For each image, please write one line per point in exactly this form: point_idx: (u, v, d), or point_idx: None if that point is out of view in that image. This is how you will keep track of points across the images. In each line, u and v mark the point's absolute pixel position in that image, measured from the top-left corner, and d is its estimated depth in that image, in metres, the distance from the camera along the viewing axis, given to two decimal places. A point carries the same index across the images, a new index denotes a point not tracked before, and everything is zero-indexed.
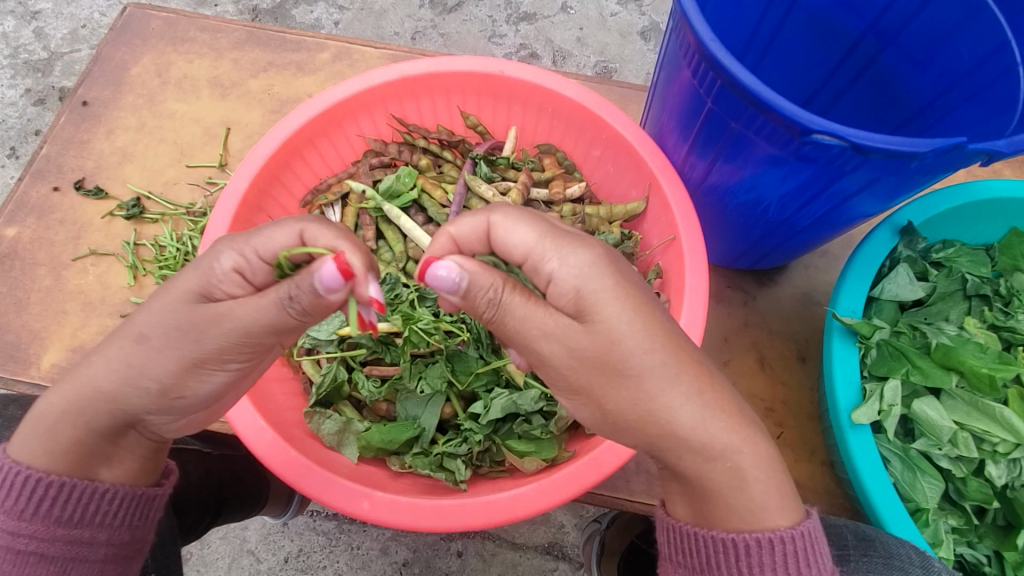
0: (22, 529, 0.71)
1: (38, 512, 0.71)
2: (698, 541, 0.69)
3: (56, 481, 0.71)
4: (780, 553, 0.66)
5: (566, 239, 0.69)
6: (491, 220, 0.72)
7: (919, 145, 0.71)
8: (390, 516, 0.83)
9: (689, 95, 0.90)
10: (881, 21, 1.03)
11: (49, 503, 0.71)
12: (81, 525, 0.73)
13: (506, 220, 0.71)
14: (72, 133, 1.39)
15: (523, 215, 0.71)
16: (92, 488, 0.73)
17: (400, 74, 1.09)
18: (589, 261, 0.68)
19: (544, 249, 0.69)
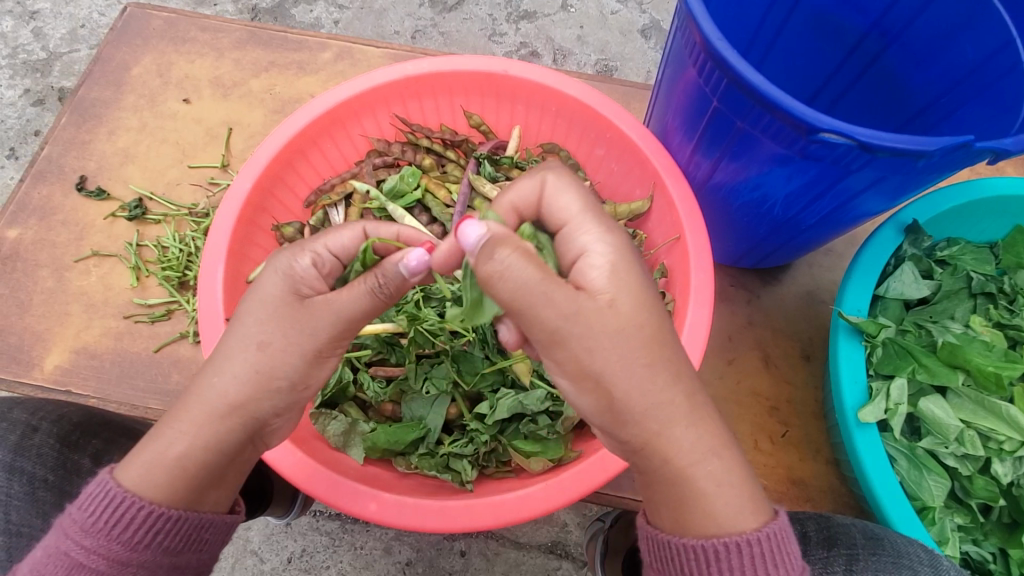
0: (130, 558, 0.69)
1: (147, 544, 0.69)
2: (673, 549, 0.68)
3: (170, 513, 0.69)
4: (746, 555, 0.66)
5: (607, 219, 0.70)
6: (544, 179, 0.71)
7: (926, 144, 0.71)
8: (397, 517, 0.83)
9: (694, 93, 0.89)
10: (885, 19, 1.03)
11: (158, 536, 0.69)
12: (183, 554, 0.72)
13: (560, 182, 0.71)
14: (73, 134, 1.39)
15: (578, 180, 0.71)
16: (199, 519, 0.71)
17: (404, 74, 1.09)
18: (624, 241, 0.68)
19: (586, 220, 0.69)
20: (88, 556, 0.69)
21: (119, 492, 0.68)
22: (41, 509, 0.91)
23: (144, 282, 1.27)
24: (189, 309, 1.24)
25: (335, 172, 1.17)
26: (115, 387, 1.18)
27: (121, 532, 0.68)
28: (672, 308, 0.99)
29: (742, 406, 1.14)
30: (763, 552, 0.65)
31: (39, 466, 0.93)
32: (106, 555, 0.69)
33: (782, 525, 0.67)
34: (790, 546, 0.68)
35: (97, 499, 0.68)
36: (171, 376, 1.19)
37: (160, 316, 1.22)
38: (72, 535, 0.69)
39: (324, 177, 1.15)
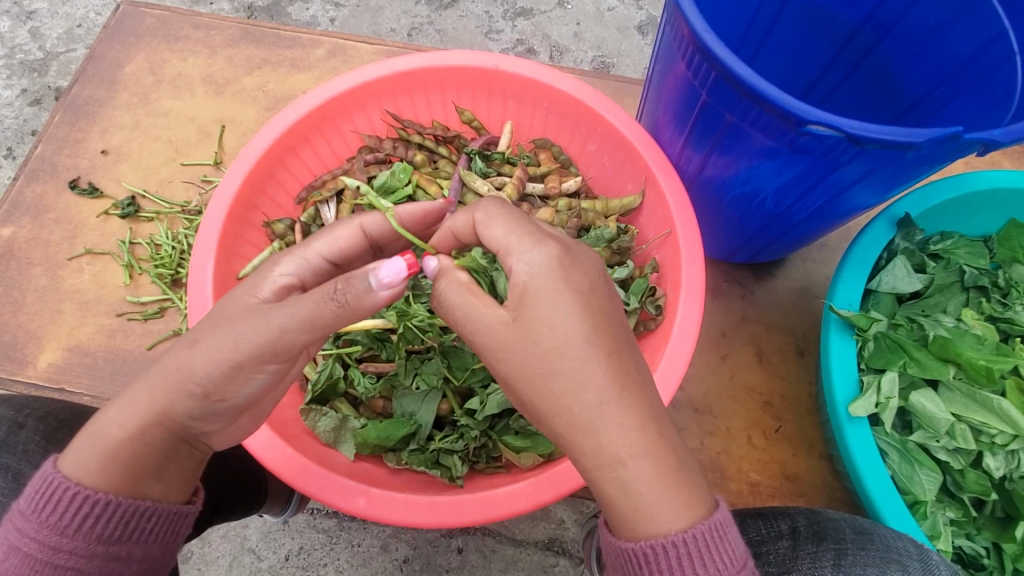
0: (62, 544, 0.66)
1: (80, 529, 0.66)
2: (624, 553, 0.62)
3: (101, 498, 0.66)
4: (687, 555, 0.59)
5: (534, 237, 0.69)
6: (475, 217, 0.72)
7: (914, 135, 0.71)
8: (386, 512, 0.83)
9: (684, 87, 0.89)
10: (878, 12, 1.03)
11: (90, 521, 0.66)
12: (120, 542, 0.67)
13: (485, 214, 0.72)
14: (66, 133, 1.39)
15: (502, 211, 0.71)
16: (137, 506, 0.68)
17: (394, 69, 1.09)
18: (548, 261, 0.66)
19: (512, 245, 0.68)
20: (24, 539, 0.66)
21: (56, 478, 0.66)
22: None
23: (137, 280, 1.27)
24: (182, 307, 1.24)
25: (327, 168, 1.17)
26: (108, 385, 1.18)
27: (55, 516, 0.66)
28: (663, 303, 0.99)
29: (736, 401, 1.14)
30: (696, 551, 0.60)
31: (25, 461, 0.91)
32: (38, 539, 0.66)
33: (719, 520, 0.61)
34: (731, 544, 0.62)
35: (35, 483, 0.67)
36: None
37: (153, 314, 1.22)
38: (15, 518, 0.67)
39: (316, 174, 1.15)
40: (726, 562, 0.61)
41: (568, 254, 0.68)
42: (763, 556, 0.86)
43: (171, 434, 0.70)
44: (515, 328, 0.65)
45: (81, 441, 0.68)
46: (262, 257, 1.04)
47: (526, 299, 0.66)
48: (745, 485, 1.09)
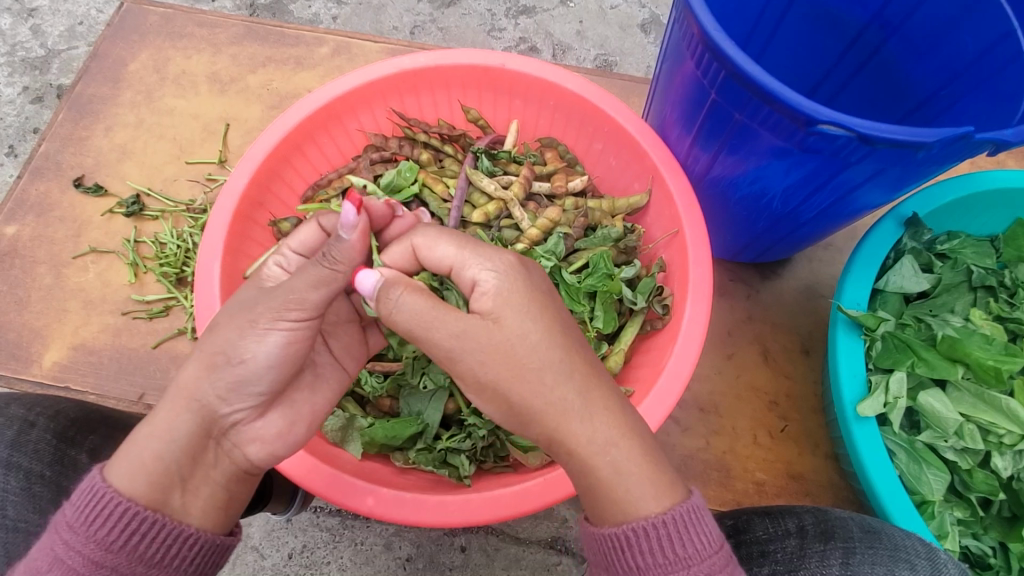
0: (104, 560, 0.65)
1: (125, 546, 0.65)
2: (608, 542, 0.65)
3: (151, 517, 0.66)
4: (660, 538, 0.63)
5: (483, 249, 0.71)
6: (413, 242, 0.75)
7: (925, 135, 0.71)
8: (395, 513, 0.83)
9: (692, 86, 0.89)
10: (885, 11, 1.02)
11: (136, 539, 0.66)
12: (157, 565, 0.67)
13: (426, 238, 0.74)
14: (71, 131, 1.38)
15: (442, 231, 0.73)
16: (181, 531, 0.68)
17: (400, 68, 1.08)
18: (505, 267, 0.69)
19: (463, 260, 0.70)
20: (69, 553, 0.65)
21: (105, 490, 0.65)
22: (37, 505, 0.91)
23: (142, 278, 1.26)
24: (187, 306, 1.24)
25: (333, 167, 1.16)
26: (114, 384, 1.18)
27: (102, 530, 0.65)
28: (670, 302, 1.00)
29: (741, 400, 1.14)
30: (673, 533, 0.63)
31: (36, 462, 0.93)
32: (83, 554, 0.65)
33: (695, 504, 0.64)
34: (708, 527, 0.64)
35: (84, 495, 0.66)
36: (169, 372, 1.19)
37: (158, 312, 1.22)
38: (58, 530, 0.66)
39: (321, 173, 1.15)
40: (703, 544, 0.63)
41: (522, 267, 0.71)
42: (770, 555, 0.86)
43: (197, 424, 0.69)
44: (508, 325, 0.66)
45: (130, 456, 0.67)
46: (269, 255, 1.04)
47: (524, 299, 0.68)
48: (750, 484, 1.09)
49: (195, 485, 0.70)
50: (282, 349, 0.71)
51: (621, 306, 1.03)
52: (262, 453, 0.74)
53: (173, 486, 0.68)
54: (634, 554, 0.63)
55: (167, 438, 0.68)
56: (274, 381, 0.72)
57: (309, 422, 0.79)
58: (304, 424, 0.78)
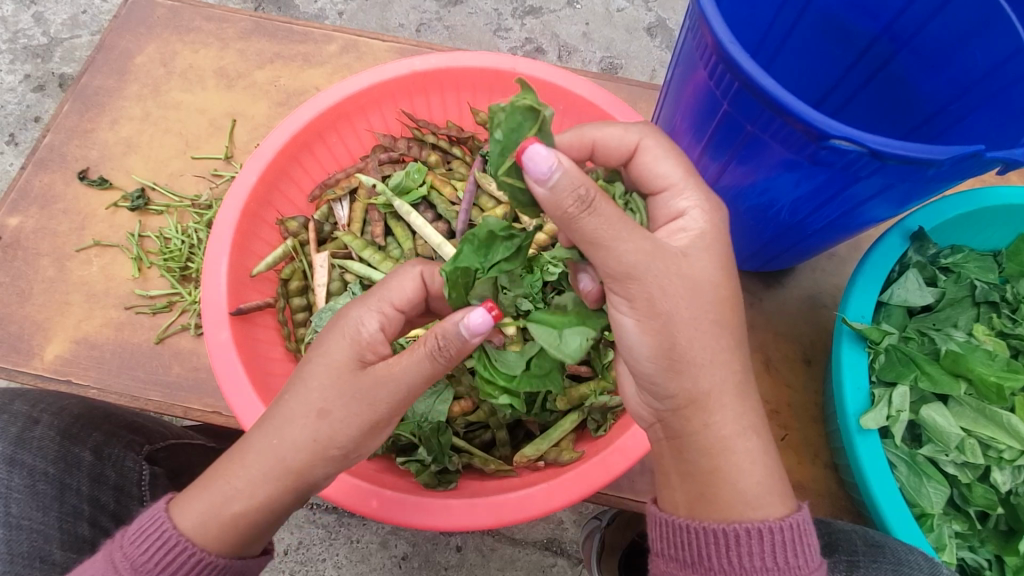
0: None
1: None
2: (689, 533, 0.70)
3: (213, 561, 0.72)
4: (769, 543, 0.68)
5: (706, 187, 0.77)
6: (642, 144, 0.80)
7: (936, 152, 0.71)
8: (399, 515, 0.83)
9: (704, 95, 0.89)
10: (895, 24, 1.03)
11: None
12: None
13: (656, 147, 0.79)
14: (76, 122, 1.37)
15: (671, 150, 0.79)
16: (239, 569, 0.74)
17: (412, 69, 1.08)
18: None
19: (684, 186, 0.77)
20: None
21: (173, 535, 0.71)
22: (41, 502, 0.92)
23: (146, 273, 1.26)
24: (191, 300, 1.24)
25: (341, 166, 1.16)
26: (115, 378, 1.17)
27: (166, 570, 0.71)
28: None
29: None
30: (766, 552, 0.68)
31: (40, 458, 0.94)
32: None
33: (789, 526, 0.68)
34: (810, 541, 0.70)
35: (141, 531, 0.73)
36: (171, 367, 1.19)
37: (161, 308, 1.21)
38: (119, 565, 0.71)
39: (329, 171, 1.15)
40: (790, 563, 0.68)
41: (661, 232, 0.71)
42: None
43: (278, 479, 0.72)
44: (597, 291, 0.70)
45: (202, 495, 0.72)
46: (275, 254, 1.04)
47: None
48: None
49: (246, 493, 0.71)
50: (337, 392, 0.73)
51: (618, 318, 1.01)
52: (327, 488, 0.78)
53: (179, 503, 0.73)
54: (733, 554, 0.68)
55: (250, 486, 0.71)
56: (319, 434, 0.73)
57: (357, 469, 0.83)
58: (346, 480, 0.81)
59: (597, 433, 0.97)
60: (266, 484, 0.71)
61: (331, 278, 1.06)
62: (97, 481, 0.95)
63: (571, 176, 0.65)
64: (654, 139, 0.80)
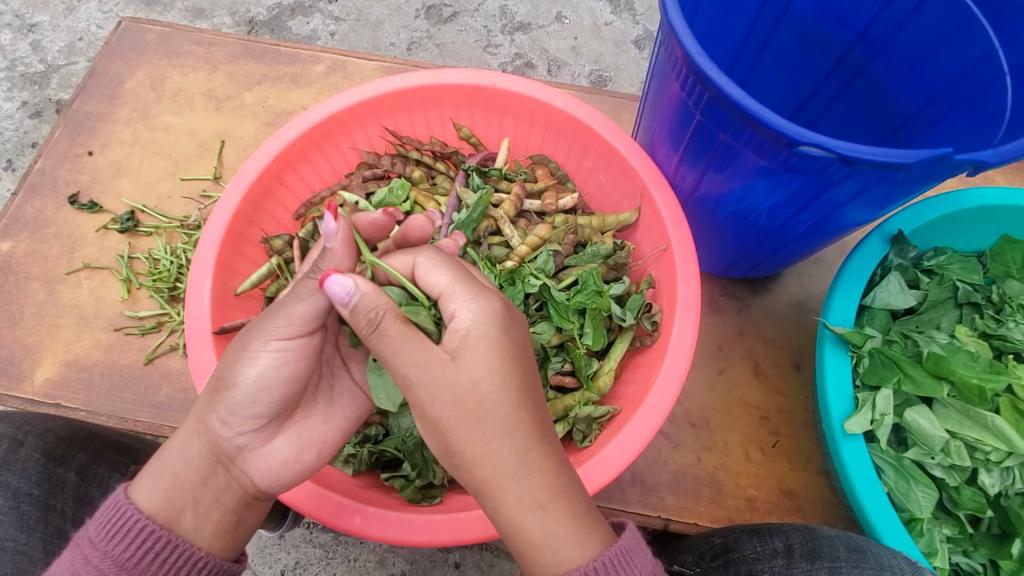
0: None
1: (138, 564, 0.69)
2: None
3: (167, 537, 0.70)
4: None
5: (473, 287, 0.72)
6: (416, 261, 0.76)
7: (906, 156, 0.72)
8: (383, 531, 0.83)
9: (678, 106, 0.90)
10: (869, 32, 1.05)
11: (150, 557, 0.69)
12: None
13: (428, 262, 0.75)
14: (67, 147, 1.39)
15: (444, 259, 0.75)
16: (195, 558, 0.71)
17: (392, 88, 1.10)
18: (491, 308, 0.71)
19: (454, 292, 0.72)
20: (90, 570, 0.68)
21: (126, 508, 0.70)
22: (26, 524, 0.91)
23: (135, 294, 1.27)
24: (179, 321, 1.24)
25: (326, 184, 1.17)
26: (105, 400, 1.18)
27: (120, 548, 0.69)
28: (659, 319, 0.99)
29: (732, 416, 1.14)
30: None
31: (23, 481, 0.92)
32: (100, 570, 0.68)
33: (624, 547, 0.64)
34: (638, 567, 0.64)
35: (105, 512, 0.70)
36: (161, 389, 1.19)
37: (150, 329, 1.22)
38: (81, 545, 0.70)
39: (314, 190, 1.16)
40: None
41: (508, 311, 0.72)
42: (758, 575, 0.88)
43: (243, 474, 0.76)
44: None
45: (150, 475, 0.73)
46: (261, 272, 1.04)
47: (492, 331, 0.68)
48: (742, 500, 1.08)
49: (207, 507, 0.73)
50: (278, 369, 0.76)
51: (611, 322, 1.03)
52: (269, 479, 0.77)
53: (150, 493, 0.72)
54: None
55: (185, 461, 0.73)
56: (275, 402, 0.77)
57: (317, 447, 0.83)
58: (311, 450, 0.82)
59: (584, 444, 0.95)
60: (194, 445, 0.74)
61: None
62: (82, 502, 0.95)
63: (368, 298, 0.66)
64: (427, 262, 0.75)
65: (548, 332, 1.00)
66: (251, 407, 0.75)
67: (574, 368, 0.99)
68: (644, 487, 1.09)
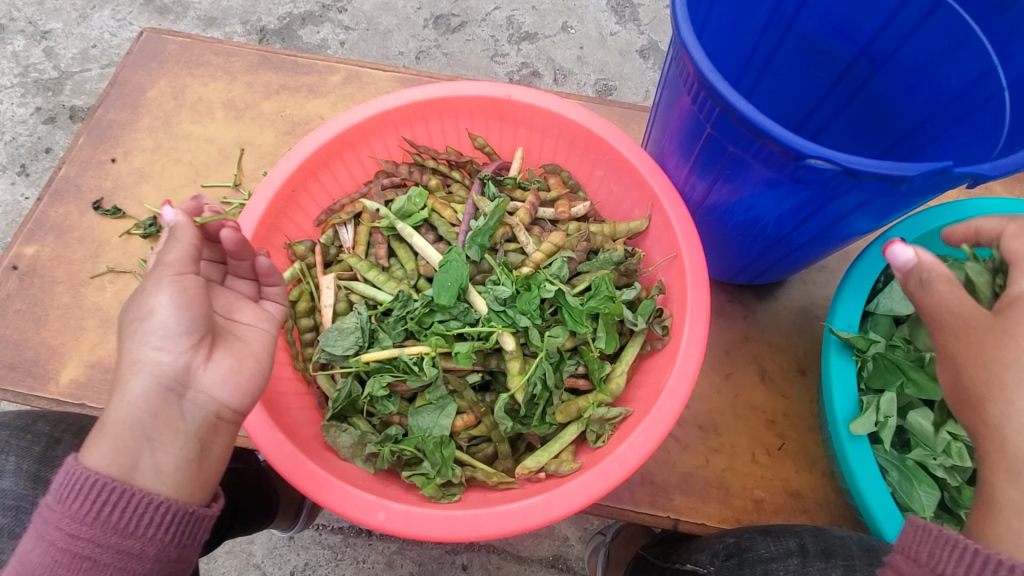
0: (80, 533, 0.68)
1: (98, 517, 0.68)
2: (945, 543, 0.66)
3: (121, 486, 0.69)
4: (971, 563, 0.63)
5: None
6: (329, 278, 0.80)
7: (907, 169, 0.75)
8: (406, 527, 0.86)
9: (689, 119, 0.94)
10: (872, 46, 1.09)
11: (109, 509, 0.68)
12: (136, 536, 0.69)
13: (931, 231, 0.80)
14: (90, 154, 1.43)
15: None
16: (152, 500, 0.70)
17: (411, 99, 1.14)
18: None
19: None
20: (57, 533, 0.69)
21: (77, 470, 0.68)
22: None
23: None
24: None
25: (345, 192, 1.21)
26: None
27: (79, 506, 0.68)
28: (670, 324, 1.03)
29: (739, 419, 1.17)
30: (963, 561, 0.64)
31: None
32: (61, 529, 0.68)
33: None
34: None
35: (59, 479, 0.69)
36: None
37: None
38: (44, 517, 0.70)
39: (335, 197, 1.20)
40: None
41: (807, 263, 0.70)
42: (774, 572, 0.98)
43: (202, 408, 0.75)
44: None
45: (98, 437, 0.71)
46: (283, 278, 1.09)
47: None
48: (749, 502, 1.11)
49: (166, 441, 0.72)
50: (181, 298, 0.76)
51: (623, 326, 1.06)
52: (225, 390, 0.77)
53: (100, 441, 0.71)
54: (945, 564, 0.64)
55: (131, 405, 0.72)
56: (199, 319, 0.77)
57: (256, 361, 0.83)
58: (253, 363, 0.82)
59: (598, 445, 0.98)
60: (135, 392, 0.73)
61: (338, 299, 1.09)
62: None
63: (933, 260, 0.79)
64: None
65: (562, 335, 1.02)
66: (176, 333, 0.75)
67: (587, 370, 1.03)
68: (654, 487, 1.12)
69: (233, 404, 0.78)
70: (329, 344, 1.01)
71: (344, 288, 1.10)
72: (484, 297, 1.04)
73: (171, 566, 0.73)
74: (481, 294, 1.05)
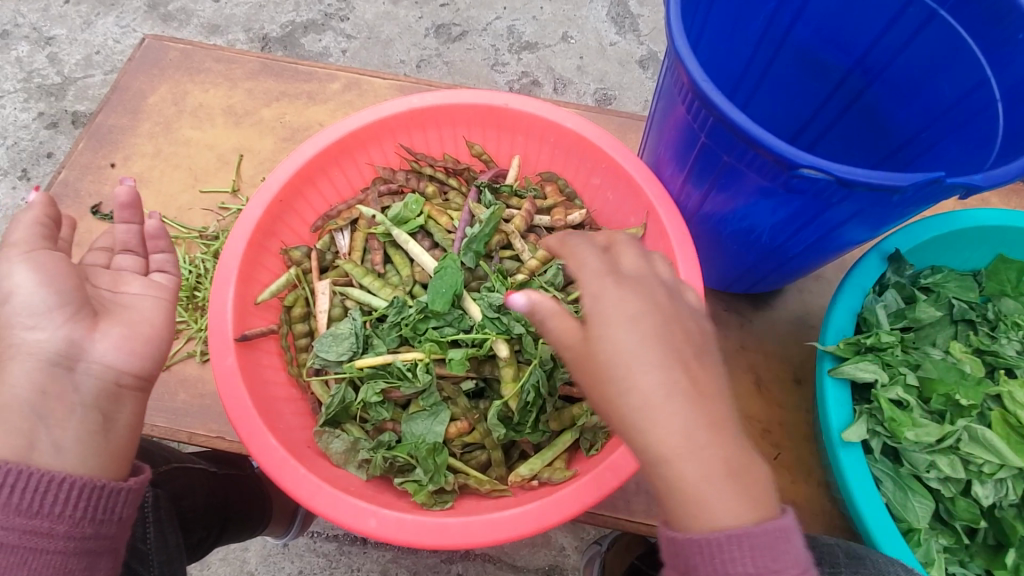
0: None
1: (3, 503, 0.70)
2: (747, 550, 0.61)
3: (25, 470, 0.72)
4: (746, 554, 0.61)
5: None
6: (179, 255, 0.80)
7: (899, 179, 0.75)
8: (398, 534, 0.85)
9: (683, 128, 0.95)
10: (867, 58, 1.09)
11: (13, 493, 0.71)
12: (40, 515, 0.72)
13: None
14: (90, 159, 1.44)
15: None
16: (51, 478, 0.73)
17: (409, 106, 1.14)
18: None
19: None
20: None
21: None
22: None
23: None
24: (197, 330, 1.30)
25: (342, 199, 1.22)
26: None
27: None
28: None
29: None
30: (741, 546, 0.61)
31: None
32: None
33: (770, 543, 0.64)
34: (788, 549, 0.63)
35: None
36: (177, 395, 1.20)
37: None
38: None
39: (332, 203, 1.20)
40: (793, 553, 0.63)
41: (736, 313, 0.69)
42: None
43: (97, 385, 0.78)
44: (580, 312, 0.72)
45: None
46: (279, 282, 1.09)
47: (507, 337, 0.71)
48: None
49: (63, 417, 0.76)
50: (36, 277, 0.77)
51: None
52: (120, 356, 0.81)
53: (38, 425, 0.74)
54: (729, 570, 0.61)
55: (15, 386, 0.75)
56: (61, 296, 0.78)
57: (154, 334, 0.85)
58: (142, 340, 0.83)
59: (591, 453, 0.98)
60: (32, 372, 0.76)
61: (333, 304, 1.09)
62: None
63: None
64: None
65: None
66: (46, 309, 0.77)
67: None
68: (648, 497, 1.11)
69: (131, 369, 0.82)
70: (323, 350, 1.02)
71: (340, 294, 1.11)
72: (479, 304, 1.04)
73: (100, 544, 0.77)
74: (476, 300, 1.05)
